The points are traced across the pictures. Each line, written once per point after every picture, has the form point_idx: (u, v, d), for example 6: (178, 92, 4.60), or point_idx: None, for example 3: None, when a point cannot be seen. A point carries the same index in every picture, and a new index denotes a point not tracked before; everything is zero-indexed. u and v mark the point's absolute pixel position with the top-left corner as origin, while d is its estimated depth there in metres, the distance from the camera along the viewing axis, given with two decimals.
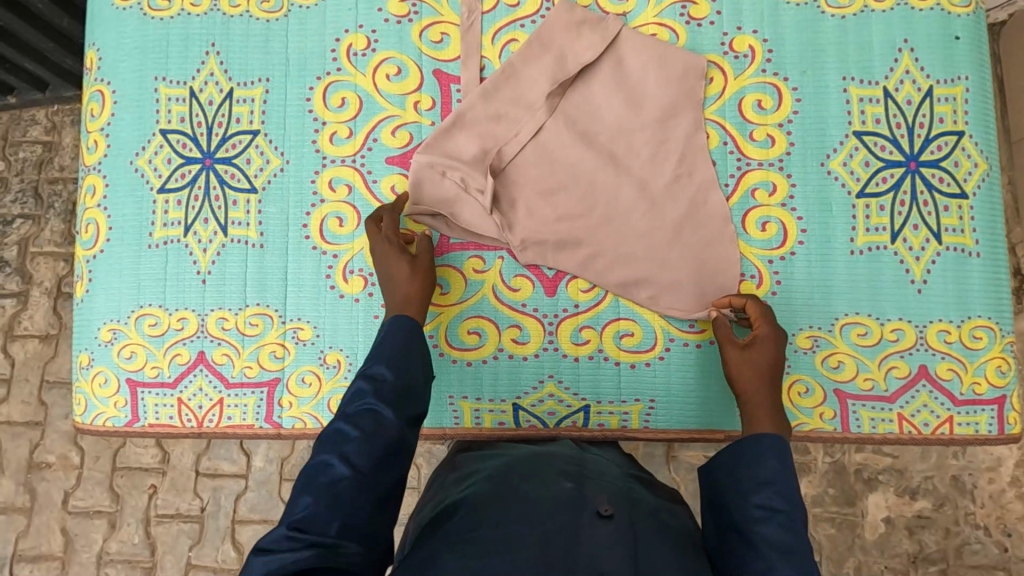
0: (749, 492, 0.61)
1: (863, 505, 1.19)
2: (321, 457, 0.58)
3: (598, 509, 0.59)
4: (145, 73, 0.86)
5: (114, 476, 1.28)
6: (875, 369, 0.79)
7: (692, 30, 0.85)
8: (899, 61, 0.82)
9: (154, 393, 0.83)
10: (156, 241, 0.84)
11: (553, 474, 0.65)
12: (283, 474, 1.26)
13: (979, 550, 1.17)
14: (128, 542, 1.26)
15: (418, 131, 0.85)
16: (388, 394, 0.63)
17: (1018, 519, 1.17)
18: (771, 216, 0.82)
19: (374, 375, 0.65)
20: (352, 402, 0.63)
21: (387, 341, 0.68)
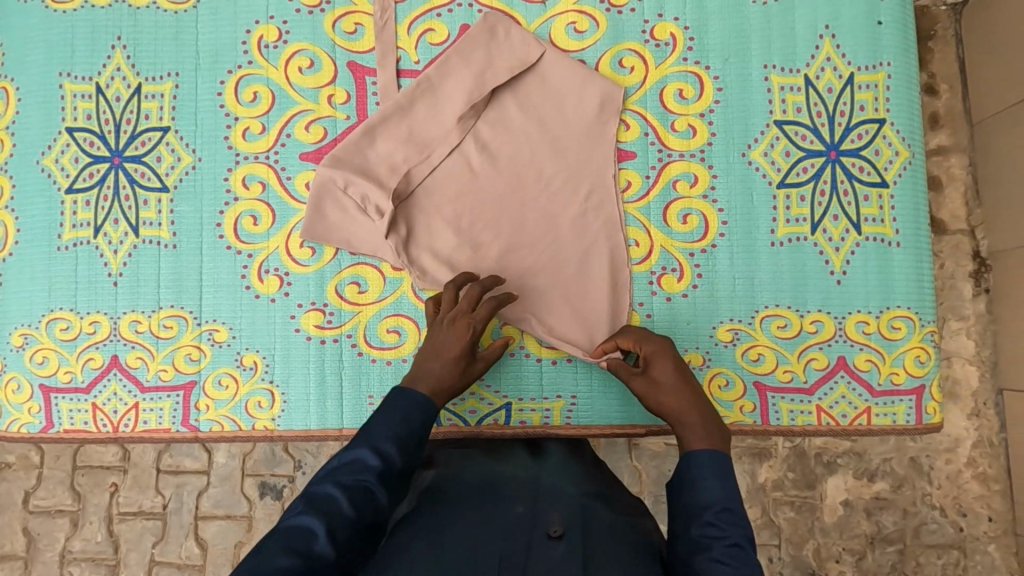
0: (693, 519, 0.57)
1: (822, 488, 1.19)
2: (306, 521, 0.53)
3: (548, 529, 0.55)
4: (50, 69, 0.83)
5: (74, 474, 1.28)
6: (795, 361, 0.79)
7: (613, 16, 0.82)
8: (821, 48, 0.80)
9: (68, 398, 0.81)
10: (65, 243, 0.82)
11: (506, 494, 0.61)
12: (246, 469, 1.26)
13: (936, 530, 1.18)
14: (92, 540, 1.26)
15: (333, 125, 0.82)
16: (392, 480, 0.59)
17: (975, 499, 1.17)
18: (692, 208, 0.81)
19: (384, 453, 0.59)
20: (347, 470, 0.58)
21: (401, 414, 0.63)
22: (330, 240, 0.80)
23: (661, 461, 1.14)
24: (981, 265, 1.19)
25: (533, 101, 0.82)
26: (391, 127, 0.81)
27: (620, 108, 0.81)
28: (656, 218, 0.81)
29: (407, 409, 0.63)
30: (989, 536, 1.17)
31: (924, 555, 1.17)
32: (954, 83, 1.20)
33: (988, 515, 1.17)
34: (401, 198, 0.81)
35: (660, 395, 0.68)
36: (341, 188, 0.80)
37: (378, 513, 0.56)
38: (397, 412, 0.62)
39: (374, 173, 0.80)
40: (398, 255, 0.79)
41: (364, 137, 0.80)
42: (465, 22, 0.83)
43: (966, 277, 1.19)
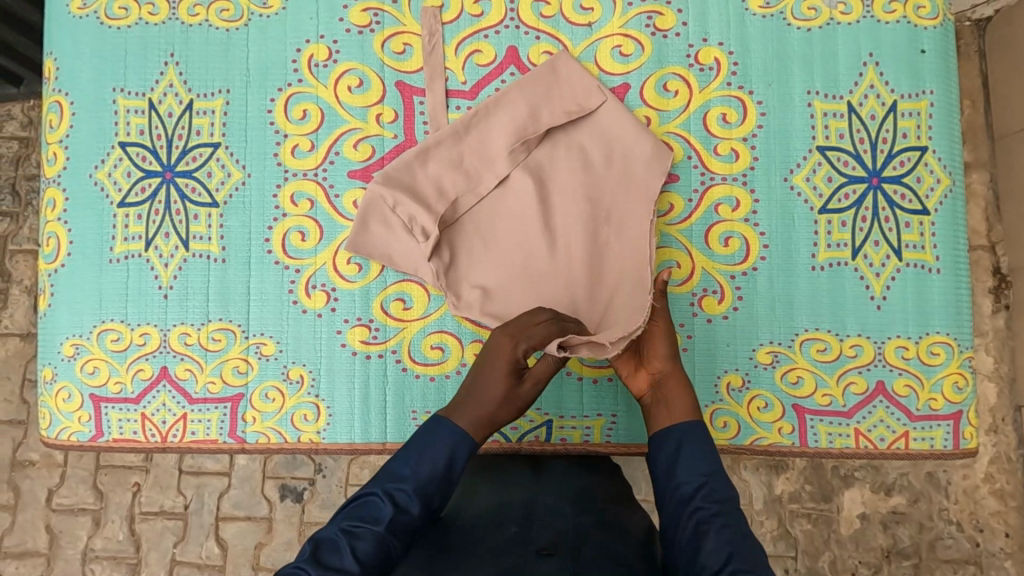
0: (684, 507, 0.60)
1: (839, 501, 1.20)
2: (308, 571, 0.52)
3: (540, 548, 0.59)
4: (104, 84, 0.85)
5: (98, 473, 1.29)
6: (833, 385, 0.80)
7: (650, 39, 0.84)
8: (864, 75, 0.81)
9: (117, 408, 0.83)
10: (117, 256, 0.84)
11: (502, 519, 0.64)
12: (267, 471, 1.28)
13: (951, 545, 1.19)
14: (113, 539, 1.28)
15: (381, 144, 0.84)
16: (407, 531, 0.58)
17: (990, 514, 1.18)
18: (735, 231, 0.82)
19: (400, 501, 0.58)
20: (358, 515, 0.57)
21: (429, 451, 0.62)
22: (374, 255, 0.82)
23: None
24: (1003, 281, 1.21)
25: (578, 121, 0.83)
26: (440, 146, 0.82)
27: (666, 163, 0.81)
28: (698, 240, 0.83)
29: (439, 446, 0.62)
30: (1006, 552, 1.18)
31: (940, 568, 1.18)
32: (976, 98, 1.22)
33: (1004, 530, 1.18)
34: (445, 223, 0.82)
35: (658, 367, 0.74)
36: (389, 207, 0.81)
37: (385, 566, 0.55)
38: (428, 450, 0.62)
39: (421, 194, 0.82)
40: (437, 277, 0.80)
41: (417, 158, 0.82)
42: (512, 44, 0.85)
43: (986, 292, 1.20)
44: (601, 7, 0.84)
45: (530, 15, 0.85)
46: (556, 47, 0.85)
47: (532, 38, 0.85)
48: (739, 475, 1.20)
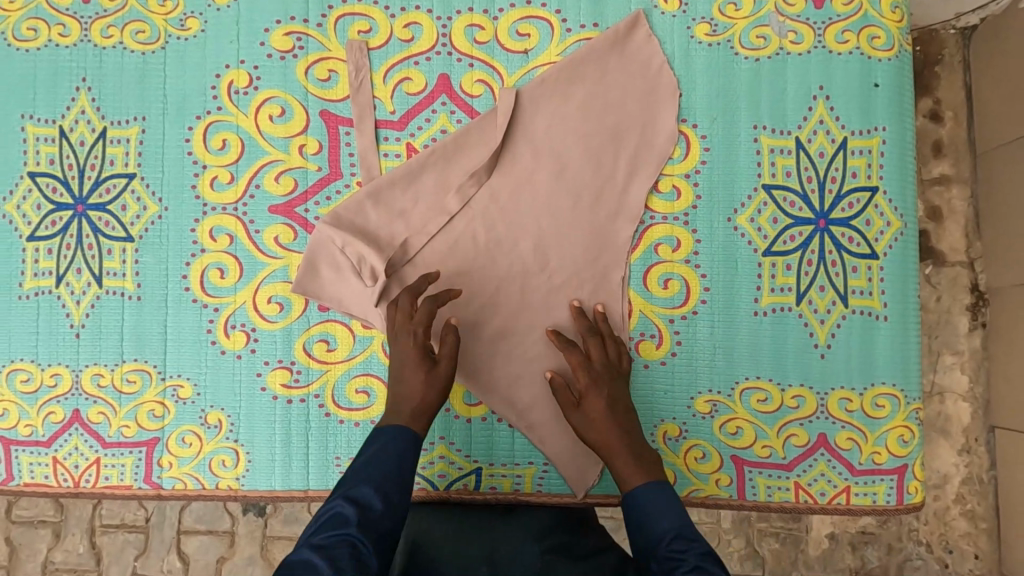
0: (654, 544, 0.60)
1: (807, 520, 1.15)
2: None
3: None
4: (11, 111, 0.80)
5: None
6: (773, 436, 0.76)
7: (589, 68, 0.80)
8: (813, 110, 0.77)
9: (28, 451, 0.79)
10: (26, 292, 0.79)
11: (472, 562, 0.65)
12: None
13: (920, 567, 1.12)
14: (73, 552, 1.24)
15: (304, 177, 0.79)
16: (378, 527, 0.57)
17: (960, 536, 1.12)
18: (674, 273, 0.78)
19: (363, 500, 0.58)
20: (324, 527, 0.55)
21: (375, 463, 0.62)
22: (324, 299, 0.79)
23: None
24: (980, 298, 1.11)
25: (515, 158, 0.81)
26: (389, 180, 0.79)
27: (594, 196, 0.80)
28: (636, 281, 0.79)
29: (392, 442, 0.64)
30: None
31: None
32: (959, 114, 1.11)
33: (973, 553, 1.11)
34: (393, 265, 0.79)
35: (595, 427, 0.70)
36: (337, 247, 0.78)
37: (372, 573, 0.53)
38: (391, 451, 0.63)
39: (372, 234, 0.79)
40: (388, 322, 0.78)
41: (369, 198, 0.79)
42: (443, 72, 0.80)
43: (962, 311, 1.11)
44: (539, 33, 0.80)
45: (463, 40, 0.80)
46: (490, 75, 0.80)
47: (464, 65, 0.80)
48: None
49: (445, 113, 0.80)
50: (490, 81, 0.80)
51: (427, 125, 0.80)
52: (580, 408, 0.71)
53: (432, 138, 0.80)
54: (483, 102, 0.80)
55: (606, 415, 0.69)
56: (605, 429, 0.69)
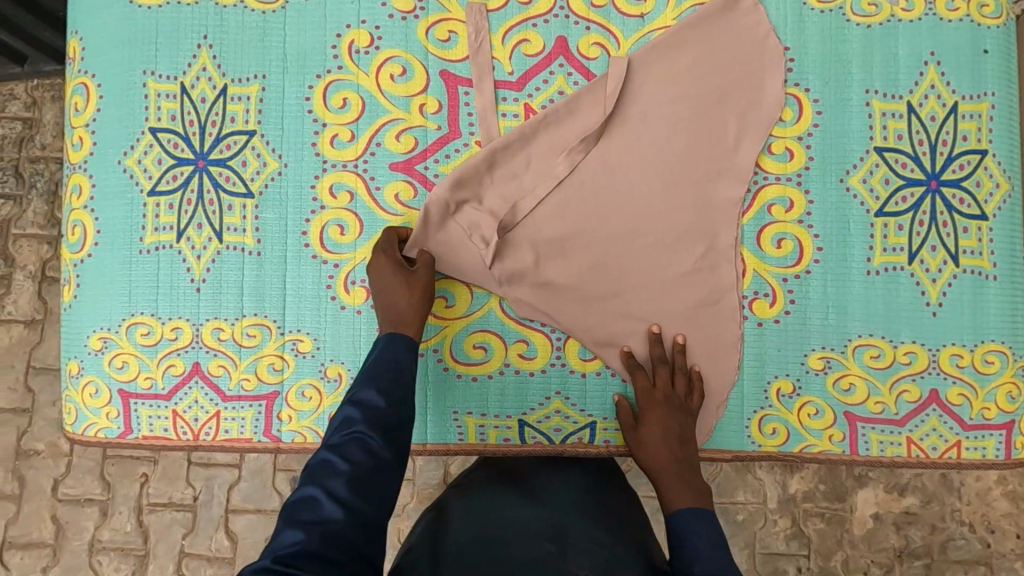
0: (688, 563, 0.65)
1: (853, 501, 1.19)
2: (308, 492, 0.59)
3: (577, 568, 0.62)
4: (132, 67, 0.80)
5: (105, 464, 1.30)
6: (886, 392, 0.79)
7: (693, 34, 0.81)
8: (925, 75, 0.79)
9: (148, 404, 0.80)
10: (147, 247, 0.80)
11: (538, 534, 0.67)
12: (278, 464, 1.28)
13: (963, 546, 1.19)
14: (121, 530, 1.28)
15: (424, 136, 0.81)
16: (383, 419, 0.65)
17: (1001, 517, 1.19)
18: (787, 233, 0.81)
19: (365, 402, 0.66)
20: (339, 432, 0.65)
21: (378, 360, 0.71)
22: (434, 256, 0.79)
23: None
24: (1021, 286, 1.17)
25: (628, 117, 0.81)
26: (505, 146, 0.80)
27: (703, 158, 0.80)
28: (749, 240, 0.81)
29: (400, 346, 0.72)
30: (1016, 553, 1.19)
31: (950, 569, 1.19)
32: None
33: (1015, 531, 1.19)
34: (506, 227, 0.80)
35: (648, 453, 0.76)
36: (451, 212, 0.79)
37: (375, 461, 0.62)
38: (389, 354, 0.72)
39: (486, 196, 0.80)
40: (501, 283, 0.79)
41: (483, 163, 0.80)
42: (561, 34, 0.81)
43: None
44: None
45: (580, 4, 0.81)
46: (607, 39, 0.81)
47: (581, 28, 0.81)
48: (751, 474, 1.19)
49: (563, 75, 0.81)
50: (607, 44, 0.81)
51: (545, 86, 0.81)
52: (635, 433, 0.77)
53: (550, 99, 0.81)
54: (599, 64, 0.81)
55: (660, 445, 0.75)
56: (663, 458, 0.75)
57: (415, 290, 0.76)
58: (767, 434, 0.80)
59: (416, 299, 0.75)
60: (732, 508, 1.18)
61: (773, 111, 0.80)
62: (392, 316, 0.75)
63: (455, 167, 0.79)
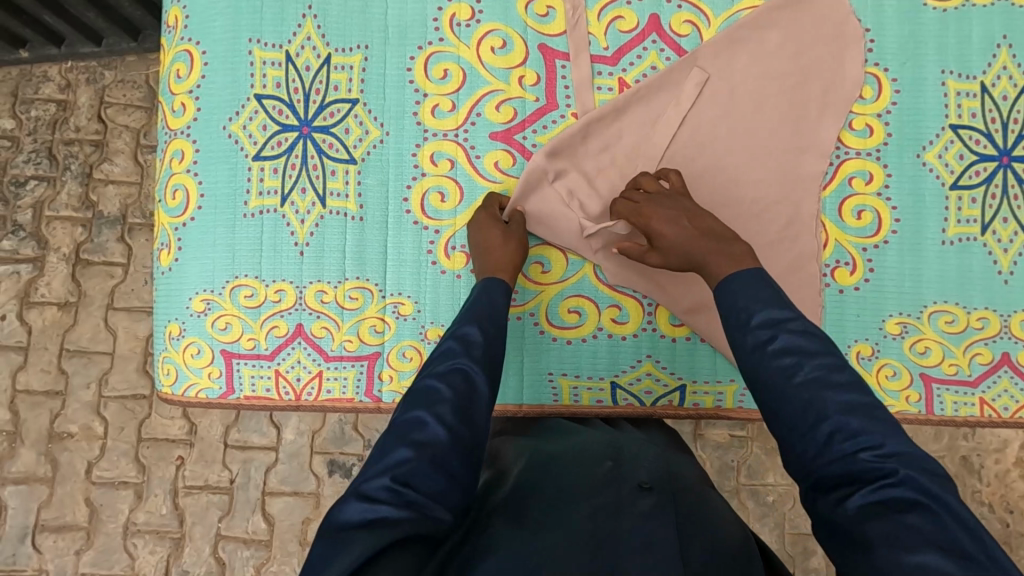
0: (788, 373, 0.53)
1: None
2: (416, 415, 0.59)
3: (640, 482, 0.63)
4: (239, 35, 0.83)
5: (139, 446, 1.29)
6: (960, 355, 0.83)
7: (784, 14, 0.84)
8: (997, 57, 0.84)
9: (250, 364, 0.82)
10: (251, 210, 0.82)
11: (593, 455, 0.69)
12: (314, 446, 1.27)
13: (983, 526, 1.24)
14: (156, 513, 1.27)
15: (523, 107, 0.83)
16: (479, 356, 0.65)
17: (1020, 498, 1.24)
18: (866, 205, 0.84)
19: (462, 337, 0.67)
20: (441, 361, 0.65)
21: (476, 302, 0.71)
22: (533, 218, 0.82)
23: (724, 452, 1.22)
24: None
25: (716, 92, 0.84)
26: (601, 118, 0.82)
27: (786, 131, 0.83)
28: (832, 213, 0.84)
29: (495, 292, 0.73)
30: None
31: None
32: None
33: None
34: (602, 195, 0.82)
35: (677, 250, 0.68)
36: (550, 180, 0.82)
37: (477, 393, 0.62)
38: (483, 296, 0.72)
39: (582, 165, 0.83)
40: (597, 252, 0.82)
41: (579, 134, 0.82)
42: (654, 12, 0.85)
43: None
44: None
45: None
46: (697, 17, 0.85)
47: (673, 6, 0.85)
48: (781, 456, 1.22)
49: (655, 51, 0.85)
50: (697, 22, 0.85)
51: (639, 61, 0.84)
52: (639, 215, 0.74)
53: (643, 73, 0.84)
54: (689, 41, 0.85)
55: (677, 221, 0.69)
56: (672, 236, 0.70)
57: (511, 241, 0.78)
58: None
59: (511, 248, 0.77)
60: (761, 489, 1.21)
61: (853, 89, 0.84)
62: (489, 265, 0.76)
63: (552, 137, 0.82)
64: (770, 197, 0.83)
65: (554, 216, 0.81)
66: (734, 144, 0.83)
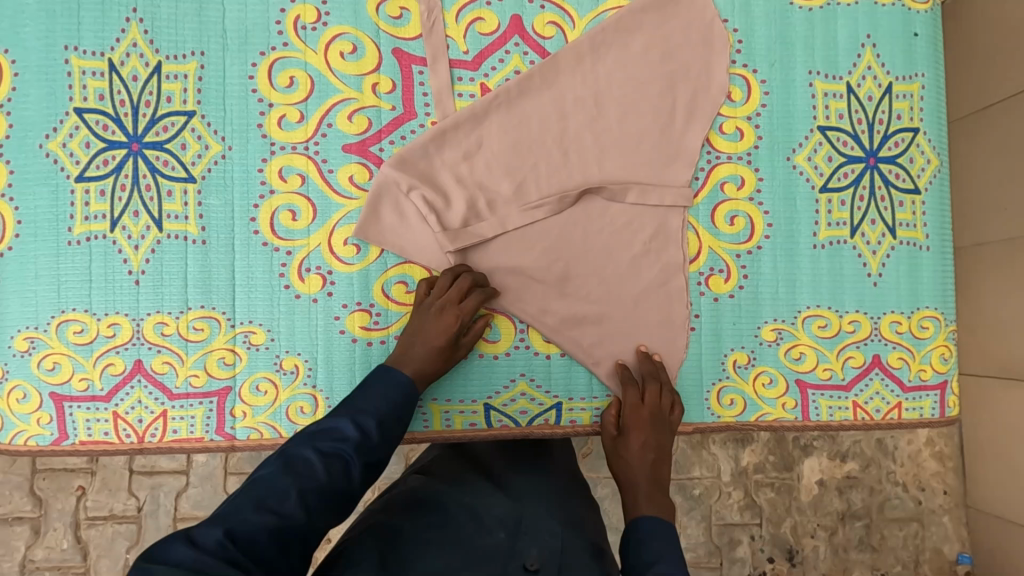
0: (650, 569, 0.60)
1: (799, 469, 1.25)
2: (278, 480, 0.52)
3: (525, 563, 0.59)
4: (52, 42, 0.74)
5: (34, 478, 1.18)
6: (834, 359, 0.82)
7: (649, 16, 0.81)
8: (862, 56, 0.83)
9: (84, 407, 0.75)
10: (76, 237, 0.74)
11: (488, 521, 0.65)
12: (228, 467, 1.20)
13: (898, 505, 1.26)
14: (56, 548, 1.18)
15: (378, 116, 0.78)
16: (374, 454, 0.59)
17: (931, 475, 1.26)
18: (739, 210, 0.82)
19: (363, 429, 0.59)
20: (327, 438, 0.57)
21: (371, 392, 0.64)
22: (383, 241, 0.77)
23: None
24: None
25: (581, 97, 0.80)
26: (458, 129, 0.78)
27: (656, 135, 0.80)
28: (704, 218, 0.82)
29: (396, 383, 0.66)
30: (944, 508, 1.26)
31: (888, 527, 1.25)
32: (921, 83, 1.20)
33: (943, 489, 1.26)
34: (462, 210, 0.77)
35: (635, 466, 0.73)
36: (403, 192, 0.77)
37: (353, 487, 0.56)
38: (388, 389, 0.65)
39: (438, 181, 0.78)
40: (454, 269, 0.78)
41: (433, 142, 0.78)
42: (516, 13, 0.80)
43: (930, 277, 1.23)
44: None
45: None
46: (562, 18, 0.81)
47: (536, 7, 0.80)
48: (705, 450, 1.23)
49: (519, 54, 0.80)
50: (562, 23, 0.81)
51: (501, 65, 0.80)
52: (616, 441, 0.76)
53: (506, 78, 0.80)
54: (554, 43, 0.81)
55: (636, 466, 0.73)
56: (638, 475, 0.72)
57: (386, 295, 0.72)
58: (726, 406, 0.82)
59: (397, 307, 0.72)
60: (688, 483, 1.22)
61: (721, 93, 0.81)
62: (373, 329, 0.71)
63: (402, 147, 0.78)
64: (641, 204, 0.80)
65: (406, 256, 0.78)
66: (602, 151, 0.80)
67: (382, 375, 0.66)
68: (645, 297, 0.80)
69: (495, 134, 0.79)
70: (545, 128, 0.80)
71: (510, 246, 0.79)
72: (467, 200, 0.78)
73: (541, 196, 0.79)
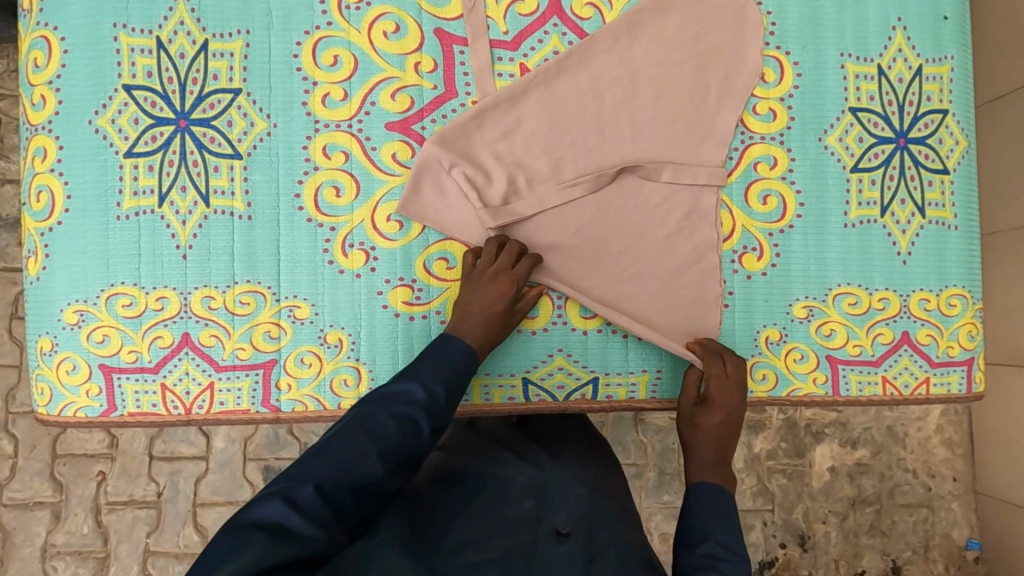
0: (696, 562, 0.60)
1: (811, 456, 1.26)
2: (355, 440, 0.55)
3: (555, 527, 0.60)
4: (100, 19, 0.75)
5: (55, 464, 1.19)
6: (863, 336, 0.84)
7: None
8: (893, 39, 0.84)
9: (132, 379, 0.76)
10: (125, 212, 0.76)
11: (514, 490, 0.65)
12: (247, 453, 1.20)
13: (909, 491, 1.27)
14: (77, 533, 1.19)
15: (420, 95, 0.79)
16: (440, 415, 0.61)
17: (941, 462, 1.28)
18: (772, 189, 0.84)
19: (428, 391, 0.62)
20: (397, 400, 0.60)
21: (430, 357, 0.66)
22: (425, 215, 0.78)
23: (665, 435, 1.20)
24: None
25: (617, 77, 0.81)
26: (498, 108, 0.80)
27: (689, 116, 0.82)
28: (737, 197, 0.83)
29: (455, 350, 0.67)
30: (953, 494, 1.28)
31: (898, 513, 1.27)
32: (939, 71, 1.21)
33: (952, 475, 1.28)
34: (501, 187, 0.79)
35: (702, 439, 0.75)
36: (445, 169, 0.78)
37: (421, 446, 0.58)
38: (449, 354, 0.67)
39: (478, 160, 0.80)
40: None
41: (473, 120, 0.79)
42: None
43: None
44: None
45: None
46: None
47: None
48: None
49: (557, 35, 0.82)
50: (599, 4, 0.82)
51: (540, 45, 0.81)
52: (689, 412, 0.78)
53: (544, 58, 0.81)
54: (592, 24, 0.82)
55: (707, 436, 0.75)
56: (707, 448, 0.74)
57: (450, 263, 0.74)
58: (758, 380, 0.84)
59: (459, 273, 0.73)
60: None
61: (755, 73, 0.82)
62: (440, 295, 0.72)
63: (444, 125, 0.79)
64: (675, 183, 0.81)
65: (450, 230, 0.79)
66: (637, 131, 0.81)
67: (441, 344, 0.68)
68: (678, 274, 0.82)
69: (534, 113, 0.81)
70: (582, 107, 0.81)
71: (547, 223, 0.80)
72: (507, 178, 0.79)
73: (578, 174, 0.81)
